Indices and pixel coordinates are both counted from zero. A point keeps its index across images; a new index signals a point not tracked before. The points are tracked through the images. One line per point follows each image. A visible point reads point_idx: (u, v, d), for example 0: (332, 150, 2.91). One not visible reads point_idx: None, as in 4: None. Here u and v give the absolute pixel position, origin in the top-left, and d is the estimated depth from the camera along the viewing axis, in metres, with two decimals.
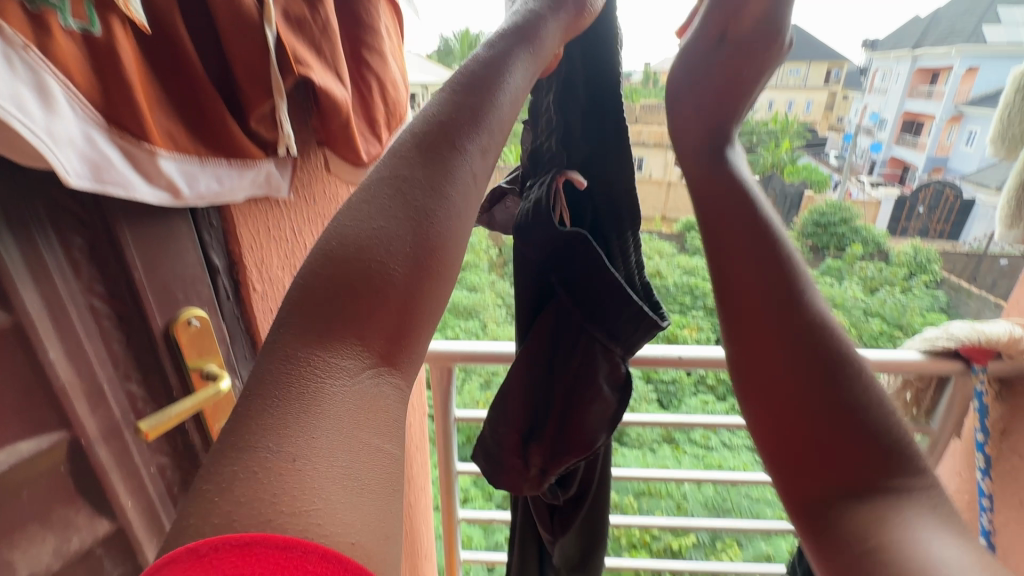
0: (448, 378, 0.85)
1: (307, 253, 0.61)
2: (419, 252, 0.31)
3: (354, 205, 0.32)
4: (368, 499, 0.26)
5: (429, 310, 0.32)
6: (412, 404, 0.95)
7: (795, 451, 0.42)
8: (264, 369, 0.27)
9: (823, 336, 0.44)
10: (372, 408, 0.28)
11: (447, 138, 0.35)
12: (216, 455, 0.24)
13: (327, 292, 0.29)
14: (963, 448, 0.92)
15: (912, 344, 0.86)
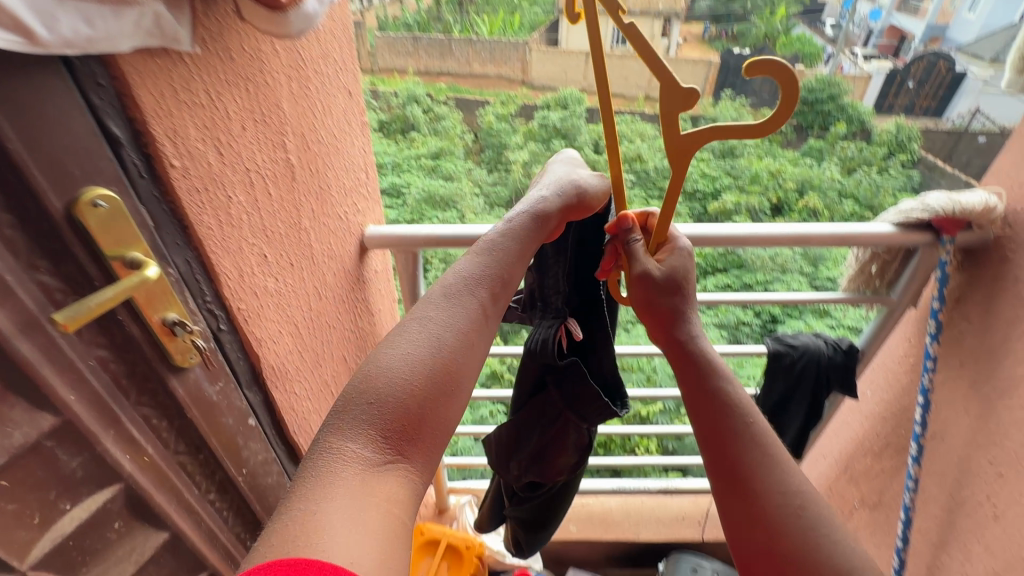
0: (413, 262, 0.82)
1: (280, 227, 0.62)
2: (405, 416, 0.43)
3: (367, 395, 0.43)
4: (366, 534, 0.35)
5: (437, 435, 0.45)
6: (380, 290, 0.92)
7: (765, 562, 0.49)
8: (314, 461, 0.39)
9: (779, 490, 0.50)
10: (376, 476, 0.39)
11: (445, 368, 0.47)
12: (281, 506, 0.36)
13: (355, 428, 0.41)
14: (917, 318, 0.96)
15: (886, 217, 0.84)
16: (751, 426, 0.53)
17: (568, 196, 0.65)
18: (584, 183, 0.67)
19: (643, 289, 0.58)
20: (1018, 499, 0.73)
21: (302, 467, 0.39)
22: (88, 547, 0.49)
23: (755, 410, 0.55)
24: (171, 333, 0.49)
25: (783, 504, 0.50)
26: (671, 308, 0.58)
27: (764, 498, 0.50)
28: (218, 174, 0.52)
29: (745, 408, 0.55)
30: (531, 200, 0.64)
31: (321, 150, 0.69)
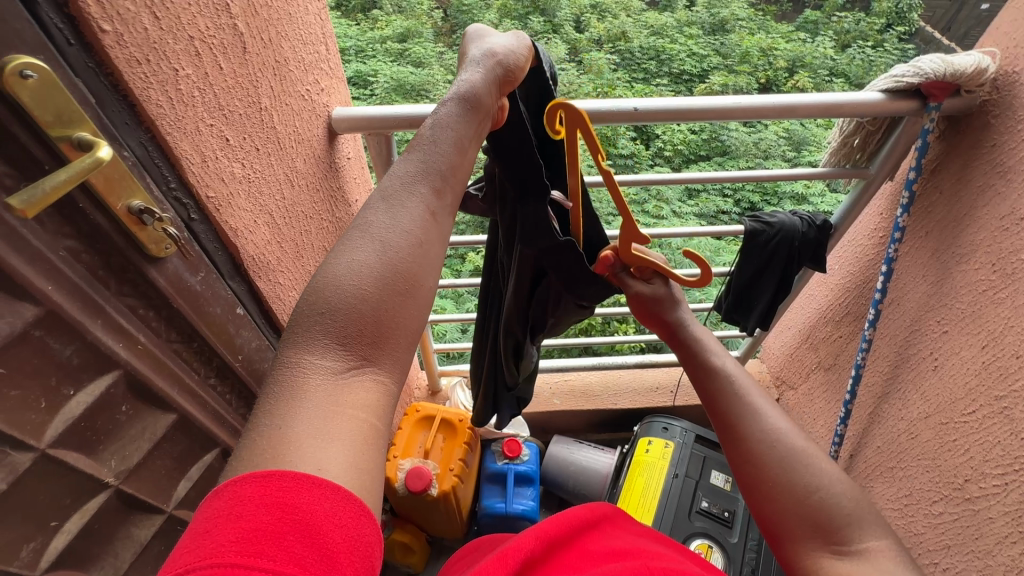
0: (386, 144, 0.78)
1: (236, 135, 0.58)
2: (367, 313, 0.38)
3: (317, 306, 0.38)
4: (336, 446, 0.33)
5: (402, 335, 0.40)
6: (355, 179, 0.89)
7: (751, 494, 0.50)
8: (276, 375, 0.36)
9: (754, 428, 0.51)
10: (342, 385, 0.36)
11: (412, 261, 0.41)
12: (250, 427, 0.34)
13: (316, 335, 0.37)
14: (892, 191, 0.97)
15: (876, 84, 0.81)
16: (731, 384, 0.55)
17: (488, 69, 0.53)
18: (497, 47, 0.55)
19: (633, 299, 0.62)
20: (958, 351, 0.80)
21: (271, 377, 0.36)
22: (100, 428, 0.52)
23: (738, 372, 0.57)
24: (140, 221, 0.48)
25: (761, 438, 0.50)
26: (656, 312, 0.61)
27: (743, 432, 0.51)
28: (158, 42, 0.46)
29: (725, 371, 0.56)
30: (457, 86, 0.52)
31: (271, 15, 0.61)
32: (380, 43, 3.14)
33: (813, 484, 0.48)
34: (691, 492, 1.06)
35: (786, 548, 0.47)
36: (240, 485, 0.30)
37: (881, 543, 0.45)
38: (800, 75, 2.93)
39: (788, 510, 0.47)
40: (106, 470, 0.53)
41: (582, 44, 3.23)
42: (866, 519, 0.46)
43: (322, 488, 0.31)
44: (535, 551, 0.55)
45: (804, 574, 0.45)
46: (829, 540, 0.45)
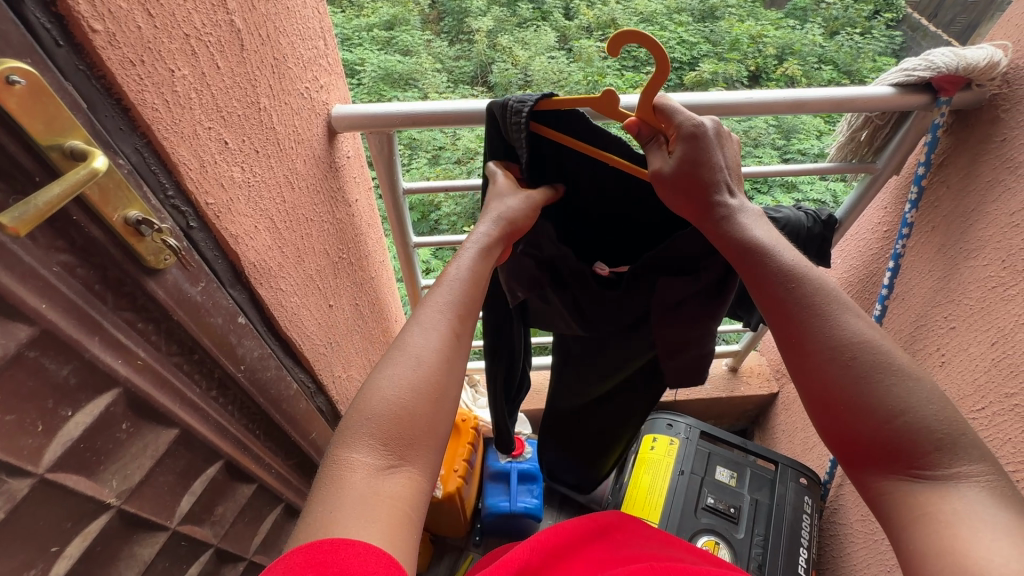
0: (388, 143, 0.76)
1: (234, 136, 0.55)
2: (404, 422, 0.44)
3: (360, 420, 0.44)
4: (378, 525, 0.39)
5: (431, 438, 0.46)
6: (355, 178, 0.86)
7: (826, 421, 0.47)
8: (324, 476, 0.42)
9: (826, 343, 0.47)
10: (380, 485, 0.41)
11: (444, 379, 0.48)
12: (304, 517, 0.40)
13: (359, 442, 0.43)
14: (897, 185, 0.96)
15: (887, 78, 0.79)
16: (796, 291, 0.49)
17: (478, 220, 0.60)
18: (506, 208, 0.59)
19: (678, 175, 0.53)
20: (967, 347, 0.81)
21: (321, 478, 0.42)
22: (100, 447, 0.50)
23: (810, 272, 0.50)
24: (137, 232, 0.45)
25: (833, 354, 0.47)
26: (706, 197, 0.54)
27: (813, 350, 0.48)
28: (152, 41, 0.43)
29: (793, 273, 0.50)
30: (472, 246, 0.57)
31: (269, 10, 0.58)
32: (366, 31, 3.06)
33: (892, 405, 0.44)
34: (697, 489, 1.06)
35: (859, 469, 0.46)
36: (287, 554, 0.36)
37: (975, 467, 0.41)
38: (790, 63, 2.91)
39: (864, 434, 0.45)
40: (107, 490, 0.51)
41: (572, 31, 3.17)
42: (958, 441, 0.42)
43: (354, 545, 0.36)
44: (528, 561, 0.53)
45: (878, 494, 0.44)
46: (907, 464, 0.43)
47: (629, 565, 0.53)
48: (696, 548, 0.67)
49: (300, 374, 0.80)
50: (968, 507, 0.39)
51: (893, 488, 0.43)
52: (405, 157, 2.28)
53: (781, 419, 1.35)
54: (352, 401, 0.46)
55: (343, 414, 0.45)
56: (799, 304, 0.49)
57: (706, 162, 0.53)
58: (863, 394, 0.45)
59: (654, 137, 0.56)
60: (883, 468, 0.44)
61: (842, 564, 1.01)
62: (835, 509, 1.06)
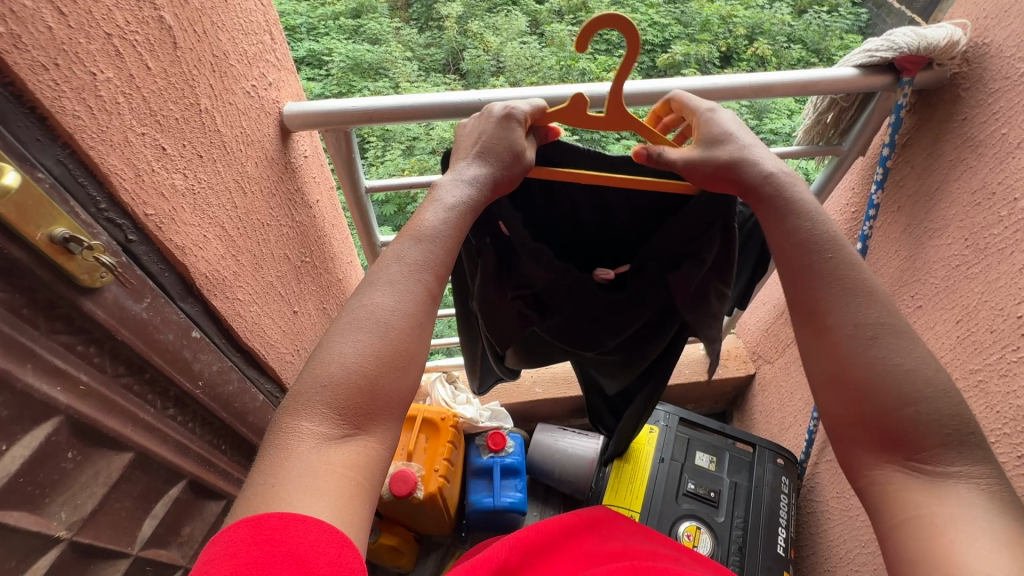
0: (345, 141, 0.73)
1: (174, 141, 0.51)
2: (362, 390, 0.41)
3: (315, 387, 0.41)
4: (326, 500, 0.37)
5: (391, 406, 0.42)
6: (315, 178, 0.83)
7: (830, 399, 0.48)
8: (271, 445, 0.39)
9: (852, 319, 0.47)
10: (329, 458, 0.38)
11: (406, 339, 0.44)
12: (246, 485, 0.37)
13: (311, 412, 0.39)
14: (864, 166, 0.96)
15: (850, 59, 0.79)
16: (832, 259, 0.49)
17: (499, 152, 0.53)
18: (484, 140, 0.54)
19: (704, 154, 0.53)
20: (934, 325, 0.82)
21: (266, 444, 0.39)
22: (45, 480, 0.47)
23: (844, 248, 0.50)
24: (66, 251, 0.42)
25: (853, 334, 0.46)
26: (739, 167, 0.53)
27: (833, 324, 0.47)
28: (67, 42, 0.40)
29: (831, 242, 0.50)
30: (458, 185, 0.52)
31: (204, 3, 0.54)
32: (332, 19, 2.95)
33: (904, 396, 0.43)
34: (678, 475, 1.07)
35: (851, 453, 0.46)
36: (234, 526, 0.34)
37: (974, 470, 0.41)
38: (760, 43, 2.91)
39: (866, 420, 0.45)
40: (54, 523, 0.48)
41: (544, 15, 3.11)
42: (964, 440, 0.42)
43: (305, 522, 0.34)
44: (506, 560, 0.52)
45: (869, 483, 0.45)
46: (908, 455, 0.43)
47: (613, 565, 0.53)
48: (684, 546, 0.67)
49: (267, 385, 0.78)
50: (960, 506, 0.40)
51: (885, 476, 0.43)
52: (378, 149, 2.22)
53: (759, 400, 1.36)
54: (306, 364, 0.42)
55: (297, 376, 0.42)
56: (823, 283, 0.48)
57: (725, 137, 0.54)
58: (872, 382, 0.45)
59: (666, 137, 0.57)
60: (879, 457, 0.44)
61: (820, 541, 1.03)
62: (812, 487, 1.08)
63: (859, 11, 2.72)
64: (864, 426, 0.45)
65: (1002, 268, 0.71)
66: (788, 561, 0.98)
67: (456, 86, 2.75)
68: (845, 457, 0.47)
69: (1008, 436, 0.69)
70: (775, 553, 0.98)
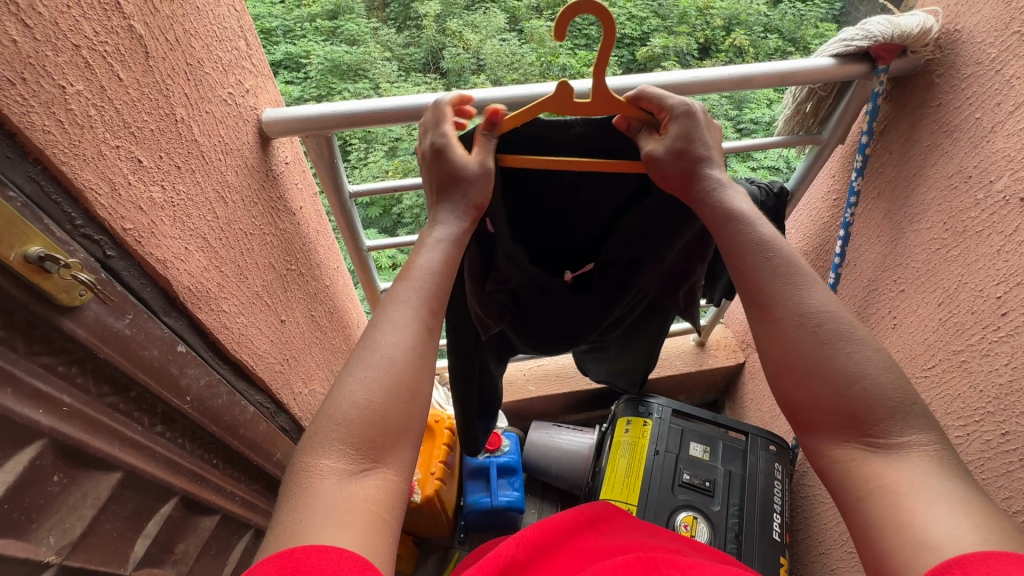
0: (327, 146, 0.72)
1: (150, 154, 0.50)
2: (378, 420, 0.41)
3: (331, 426, 0.41)
4: (352, 527, 0.36)
5: (405, 435, 0.43)
6: (298, 184, 0.82)
7: (781, 382, 0.48)
8: (293, 489, 0.39)
9: (796, 311, 0.48)
10: (353, 491, 0.38)
11: (416, 368, 0.45)
12: (272, 532, 0.37)
13: (329, 449, 0.40)
14: (844, 154, 0.98)
15: (826, 50, 0.80)
16: (773, 259, 0.50)
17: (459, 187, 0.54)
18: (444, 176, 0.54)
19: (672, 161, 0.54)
20: (916, 309, 0.83)
21: (287, 490, 0.39)
22: (31, 505, 0.45)
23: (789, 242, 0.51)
24: (42, 270, 0.41)
25: (798, 322, 0.47)
26: (694, 172, 0.54)
27: (781, 312, 0.48)
28: (33, 55, 0.38)
29: (768, 242, 0.51)
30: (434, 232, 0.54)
31: (174, 11, 0.53)
32: (309, 21, 2.90)
33: (859, 374, 0.44)
34: (673, 466, 1.08)
35: (814, 439, 0.46)
36: (259, 565, 0.34)
37: (923, 436, 0.42)
38: (737, 33, 2.92)
39: (821, 398, 0.45)
40: (42, 549, 0.47)
41: (522, 11, 3.08)
42: (910, 410, 0.43)
43: (327, 551, 0.34)
44: (514, 556, 0.53)
45: (830, 462, 0.44)
46: (861, 432, 0.43)
47: (616, 557, 0.53)
48: (688, 537, 0.67)
49: (256, 396, 0.76)
50: (918, 475, 0.40)
51: (844, 451, 0.43)
52: (360, 151, 2.19)
53: (749, 387, 1.38)
54: (319, 407, 0.42)
55: (310, 422, 0.42)
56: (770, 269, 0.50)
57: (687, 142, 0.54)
58: (822, 360, 0.46)
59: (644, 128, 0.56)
60: (834, 434, 0.44)
61: (813, 523, 1.05)
62: (804, 471, 1.10)
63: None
64: (824, 400, 0.45)
65: (980, 250, 0.72)
66: (783, 547, 1.00)
67: (438, 86, 2.73)
68: (807, 444, 0.47)
69: (992, 414, 0.71)
70: (772, 539, 1.00)
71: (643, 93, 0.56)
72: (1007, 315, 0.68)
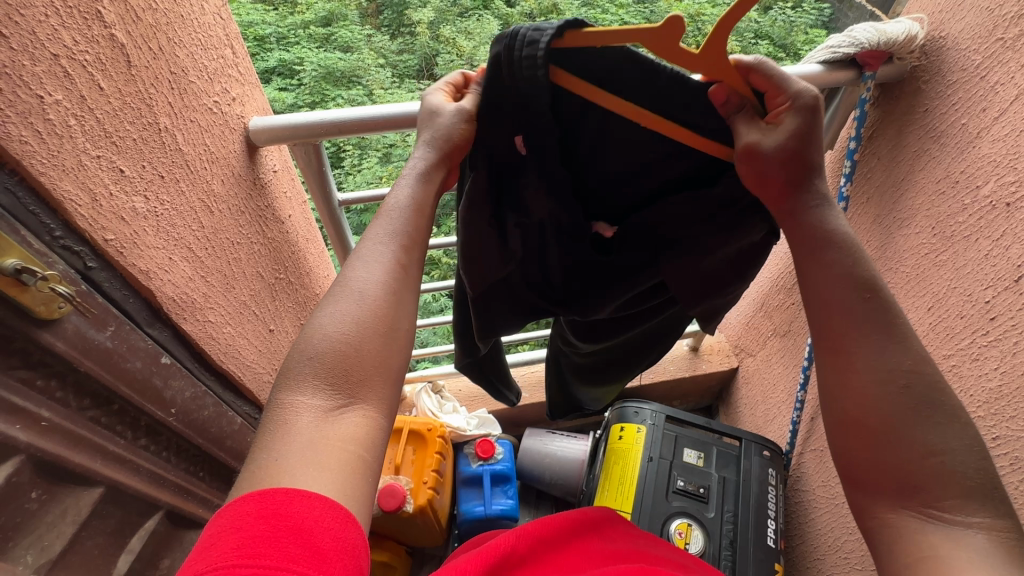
0: (315, 154, 0.71)
1: (130, 162, 0.49)
2: (354, 357, 0.41)
3: (307, 364, 0.40)
4: (328, 467, 0.36)
5: (383, 370, 0.42)
6: (286, 192, 0.81)
7: (841, 432, 0.45)
8: (270, 425, 0.38)
9: (879, 368, 0.44)
10: (330, 427, 0.38)
11: (390, 307, 0.44)
12: (251, 469, 0.36)
13: (305, 385, 0.39)
14: (833, 159, 0.98)
15: (814, 56, 0.80)
16: (863, 304, 0.45)
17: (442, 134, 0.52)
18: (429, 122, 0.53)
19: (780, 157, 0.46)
20: (907, 313, 0.84)
21: (267, 427, 0.39)
22: (6, 524, 0.44)
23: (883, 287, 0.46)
24: (19, 283, 0.40)
25: (877, 379, 0.43)
26: (798, 175, 0.48)
27: (857, 364, 0.44)
28: (9, 65, 0.38)
29: (871, 281, 0.46)
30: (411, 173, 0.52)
31: (159, 19, 0.53)
32: (302, 29, 2.90)
33: (936, 446, 0.41)
34: (668, 472, 1.08)
35: (863, 494, 0.44)
36: (239, 499, 0.34)
37: (992, 521, 0.39)
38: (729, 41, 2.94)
39: (877, 462, 0.43)
40: (20, 568, 0.45)
41: (515, 18, 3.10)
42: (985, 492, 0.40)
43: (310, 498, 0.34)
44: (514, 546, 0.53)
45: (879, 524, 0.43)
46: (923, 502, 0.40)
47: (624, 564, 0.52)
48: (694, 555, 0.66)
49: (245, 407, 0.75)
50: (976, 557, 0.38)
51: (897, 517, 0.41)
52: (353, 158, 2.19)
53: (742, 392, 1.38)
54: (296, 344, 0.42)
55: (286, 356, 0.41)
56: (850, 321, 0.45)
57: (805, 148, 0.48)
58: (893, 431, 0.42)
59: (746, 110, 0.47)
60: (889, 501, 0.42)
61: (807, 529, 1.05)
62: (798, 477, 1.09)
63: (822, 6, 2.78)
64: (883, 465, 0.42)
65: (968, 255, 0.72)
66: (778, 553, 0.99)
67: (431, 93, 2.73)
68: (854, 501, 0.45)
69: (982, 418, 0.71)
70: (766, 545, 1.00)
71: (761, 66, 0.47)
72: (996, 319, 0.69)
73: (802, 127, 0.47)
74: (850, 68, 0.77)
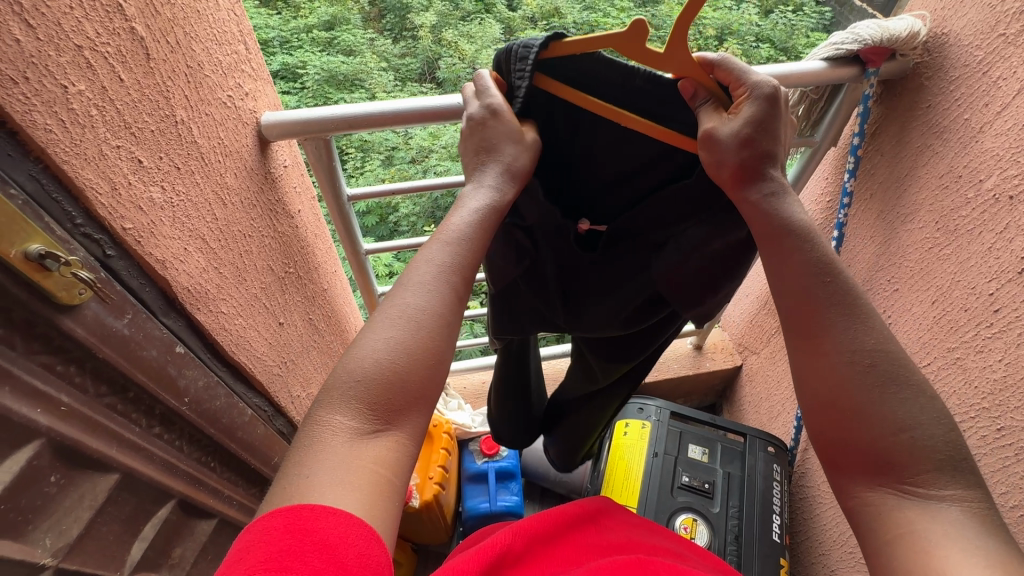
0: (325, 149, 0.72)
1: (149, 153, 0.50)
2: (394, 386, 0.41)
3: (349, 384, 0.40)
4: (357, 491, 0.37)
5: (422, 400, 0.42)
6: (296, 188, 0.82)
7: (819, 417, 0.46)
8: (303, 439, 0.39)
9: (848, 346, 0.44)
10: (361, 451, 0.38)
11: (436, 336, 0.44)
12: (280, 480, 0.37)
13: (343, 405, 0.39)
14: (836, 156, 0.99)
15: (817, 54, 0.81)
16: (830, 286, 0.46)
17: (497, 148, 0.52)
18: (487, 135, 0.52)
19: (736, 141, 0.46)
20: (910, 308, 0.84)
21: (298, 440, 0.39)
22: (27, 506, 0.45)
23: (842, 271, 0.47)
24: (42, 268, 0.41)
25: (851, 363, 0.44)
26: (755, 164, 0.48)
27: (831, 349, 0.45)
28: (35, 55, 0.39)
29: (830, 266, 0.46)
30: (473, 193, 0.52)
31: (176, 14, 0.54)
32: (304, 33, 2.91)
33: (910, 422, 0.42)
34: (672, 468, 1.08)
35: (841, 476, 0.44)
36: (268, 514, 0.35)
37: (964, 492, 0.40)
38: (731, 43, 2.94)
39: (854, 444, 0.43)
40: (39, 551, 0.46)
41: (517, 22, 3.10)
42: (957, 464, 0.41)
43: (337, 515, 0.34)
44: (509, 545, 0.53)
45: (858, 503, 0.43)
46: (898, 478, 0.41)
47: (619, 555, 0.53)
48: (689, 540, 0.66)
49: (255, 399, 0.76)
50: (952, 528, 0.38)
51: (876, 495, 0.42)
52: (356, 161, 2.19)
53: (746, 390, 1.38)
54: (342, 360, 0.42)
55: (331, 372, 0.41)
56: (818, 303, 0.46)
57: (761, 137, 0.48)
58: (869, 411, 0.43)
59: (708, 101, 0.49)
60: (868, 481, 0.42)
61: (813, 525, 1.05)
62: (802, 472, 1.10)
63: (823, 9, 2.78)
64: (860, 447, 0.43)
65: (972, 249, 0.73)
66: (783, 547, 1.00)
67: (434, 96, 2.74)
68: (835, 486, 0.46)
69: (986, 409, 0.71)
70: (772, 540, 1.00)
71: (726, 61, 0.48)
72: (1000, 311, 0.69)
73: (761, 119, 0.48)
74: (847, 64, 0.78)
